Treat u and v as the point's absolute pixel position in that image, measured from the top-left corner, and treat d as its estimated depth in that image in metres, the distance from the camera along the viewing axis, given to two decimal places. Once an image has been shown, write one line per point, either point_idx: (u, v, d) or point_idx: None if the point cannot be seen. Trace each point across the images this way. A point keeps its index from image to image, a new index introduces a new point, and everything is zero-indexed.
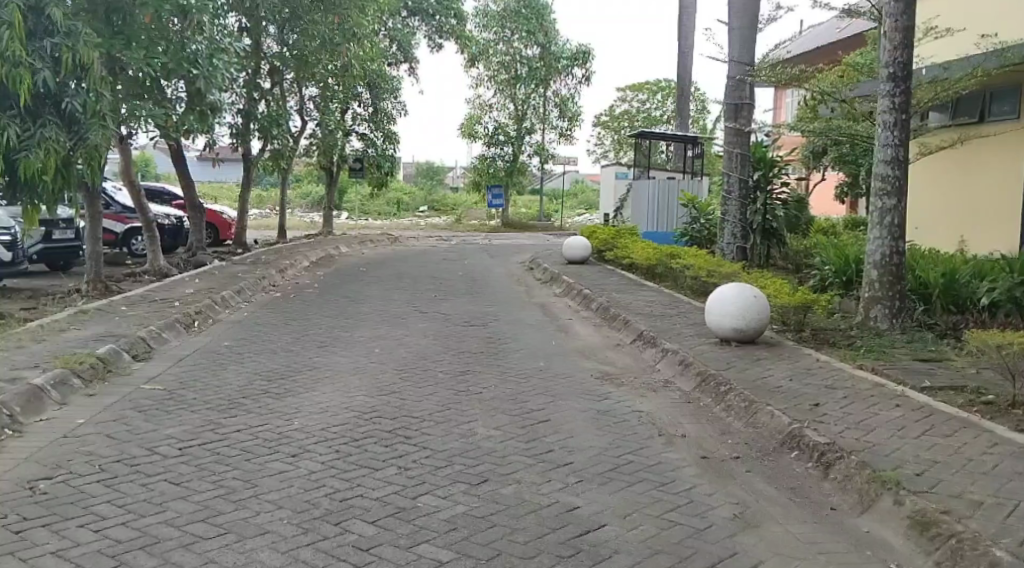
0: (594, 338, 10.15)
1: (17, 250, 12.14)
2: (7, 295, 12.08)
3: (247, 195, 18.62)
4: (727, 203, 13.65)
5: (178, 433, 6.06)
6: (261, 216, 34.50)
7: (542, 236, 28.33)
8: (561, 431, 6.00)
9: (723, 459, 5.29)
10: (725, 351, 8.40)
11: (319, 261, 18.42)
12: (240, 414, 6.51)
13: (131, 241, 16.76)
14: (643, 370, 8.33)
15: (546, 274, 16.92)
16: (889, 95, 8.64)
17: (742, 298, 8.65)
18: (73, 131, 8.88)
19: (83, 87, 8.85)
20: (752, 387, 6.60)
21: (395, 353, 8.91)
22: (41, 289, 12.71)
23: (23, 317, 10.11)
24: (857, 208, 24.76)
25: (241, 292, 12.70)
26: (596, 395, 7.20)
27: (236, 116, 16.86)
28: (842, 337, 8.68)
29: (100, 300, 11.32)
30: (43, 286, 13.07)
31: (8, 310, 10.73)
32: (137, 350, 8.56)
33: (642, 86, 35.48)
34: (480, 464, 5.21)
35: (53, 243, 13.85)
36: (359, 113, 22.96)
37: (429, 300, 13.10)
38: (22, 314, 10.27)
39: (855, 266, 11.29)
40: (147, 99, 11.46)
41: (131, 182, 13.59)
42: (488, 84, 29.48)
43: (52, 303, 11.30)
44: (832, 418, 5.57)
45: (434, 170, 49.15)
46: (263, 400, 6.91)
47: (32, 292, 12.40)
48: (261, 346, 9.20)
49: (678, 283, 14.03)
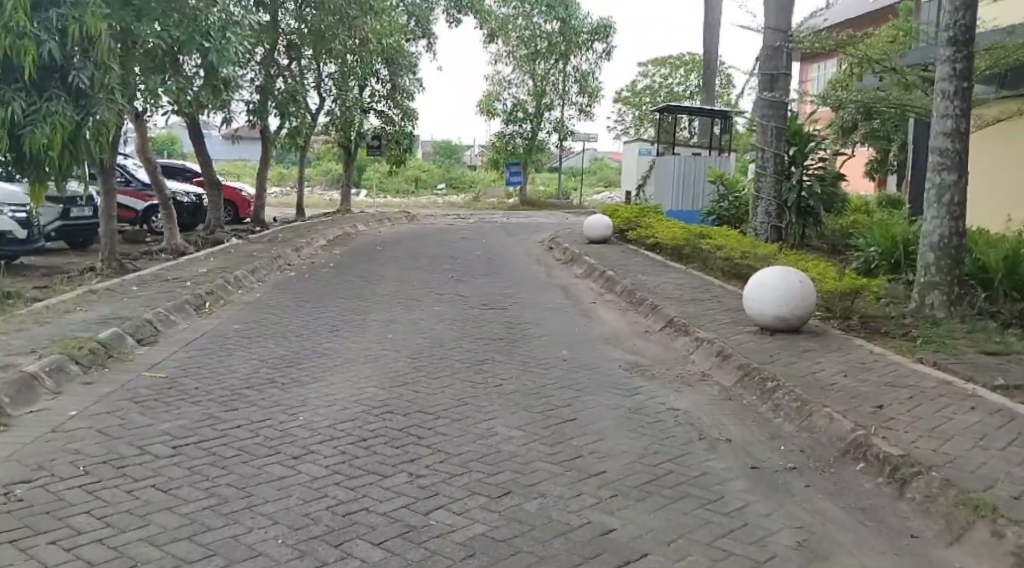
0: (620, 324, 9.60)
1: (33, 227, 11.66)
2: (22, 274, 11.57)
3: (265, 172, 18.06)
4: (761, 178, 13.08)
5: (162, 419, 5.49)
6: (276, 195, 34.02)
7: (561, 214, 27.78)
8: (588, 432, 5.43)
9: (779, 475, 4.71)
10: (765, 342, 7.82)
11: (337, 239, 17.95)
12: (238, 400, 5.93)
13: (152, 218, 16.23)
14: (675, 361, 7.76)
15: (567, 253, 16.35)
16: (949, 61, 8.32)
17: (791, 300, 8.10)
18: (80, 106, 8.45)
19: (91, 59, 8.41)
20: (804, 389, 6.12)
21: (409, 338, 8.34)
22: (59, 266, 12.21)
23: (34, 296, 9.57)
24: (885, 183, 23.90)
25: (255, 272, 12.18)
26: (625, 390, 6.63)
27: (252, 92, 16.28)
28: (897, 328, 8.42)
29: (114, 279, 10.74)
30: (55, 264, 12.60)
31: (16, 288, 10.25)
32: (144, 333, 7.70)
33: (664, 61, 34.79)
34: (500, 473, 4.63)
35: (71, 220, 13.30)
36: (377, 89, 22.35)
37: (446, 281, 12.54)
38: (31, 293, 9.66)
39: (902, 248, 11.02)
40: (164, 74, 10.97)
41: (147, 160, 13.13)
42: (507, 60, 28.74)
43: (63, 281, 10.79)
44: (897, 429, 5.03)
45: (452, 149, 48.66)
46: (267, 385, 6.36)
47: (50, 269, 11.93)
48: (269, 327, 8.69)
49: (705, 262, 13.48)
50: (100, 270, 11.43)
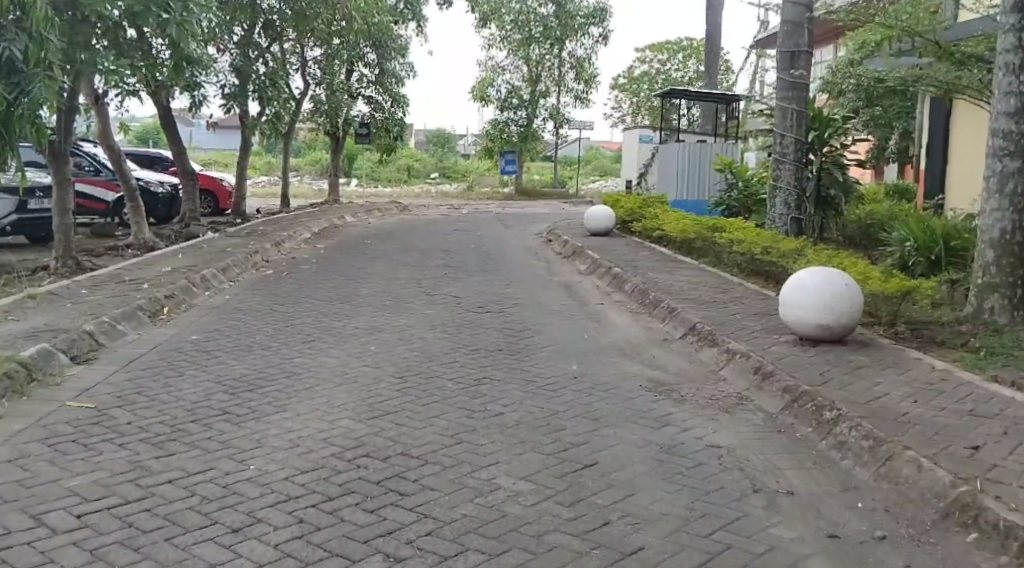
0: (634, 330, 8.51)
1: None
2: None
3: (245, 161, 16.88)
4: (781, 166, 12.02)
5: (75, 466, 4.36)
6: (261, 185, 32.70)
7: (556, 204, 26.62)
8: (616, 484, 4.37)
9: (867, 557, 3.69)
10: (807, 356, 6.73)
11: (322, 233, 16.80)
12: (178, 437, 4.80)
13: (123, 210, 15.06)
14: (704, 378, 6.69)
15: (567, 247, 15.23)
16: (1014, 31, 7.26)
17: (838, 305, 7.02)
18: (12, 83, 7.26)
19: (25, 29, 7.21)
20: (872, 421, 5.08)
21: (395, 350, 7.24)
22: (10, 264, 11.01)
23: None
24: (880, 173, 22.88)
25: (226, 270, 11.03)
26: (652, 420, 5.56)
27: (227, 74, 15.01)
28: (953, 336, 7.38)
29: (66, 280, 9.57)
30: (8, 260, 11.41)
31: None
32: (80, 348, 6.59)
33: (662, 46, 33.54)
34: (507, 554, 3.56)
35: (29, 214, 12.11)
36: (366, 74, 21.13)
37: (437, 279, 11.41)
38: None
39: (943, 242, 9.97)
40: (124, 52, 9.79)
41: (110, 146, 11.89)
42: (500, 45, 27.58)
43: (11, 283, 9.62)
44: (1011, 491, 4.00)
45: (445, 137, 47.42)
46: (217, 416, 5.22)
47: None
48: (235, 336, 7.58)
49: (720, 257, 12.39)
50: (53, 270, 10.26)
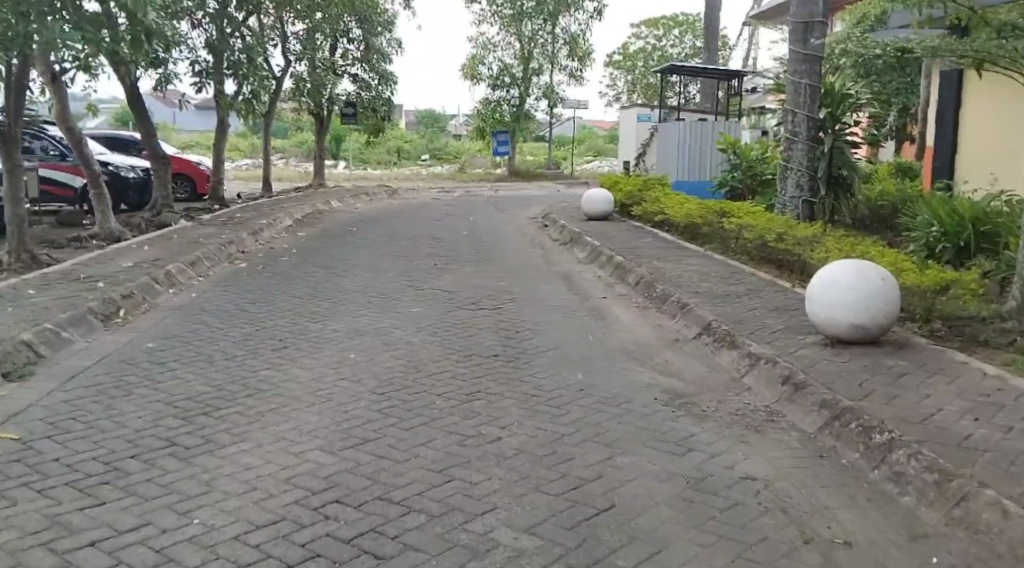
0: (642, 328, 7.76)
1: None
2: None
3: (222, 144, 16.03)
4: (792, 145, 11.26)
5: None
6: (245, 168, 31.82)
7: (551, 186, 25.83)
8: (637, 536, 3.64)
9: None
10: (842, 361, 5.97)
11: (307, 219, 16.03)
12: (111, 480, 4.02)
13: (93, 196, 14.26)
14: (727, 388, 5.94)
15: (563, 233, 14.44)
16: None
17: (874, 303, 6.25)
18: None
19: None
20: (933, 448, 4.35)
21: (377, 358, 6.47)
22: None
23: None
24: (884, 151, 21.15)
25: (196, 264, 10.22)
26: (674, 444, 4.81)
27: (200, 50, 14.16)
28: (999, 334, 6.65)
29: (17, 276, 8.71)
30: None
31: None
32: (13, 362, 5.79)
33: (657, 21, 32.62)
34: None
35: None
36: (351, 50, 20.26)
37: (426, 271, 10.63)
38: None
39: (972, 227, 9.20)
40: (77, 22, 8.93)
41: (68, 127, 11.04)
42: (491, 20, 26.65)
43: None
44: None
45: (436, 117, 46.47)
46: (163, 449, 4.44)
47: None
48: (198, 343, 6.81)
49: (726, 243, 11.62)
50: (4, 264, 9.38)
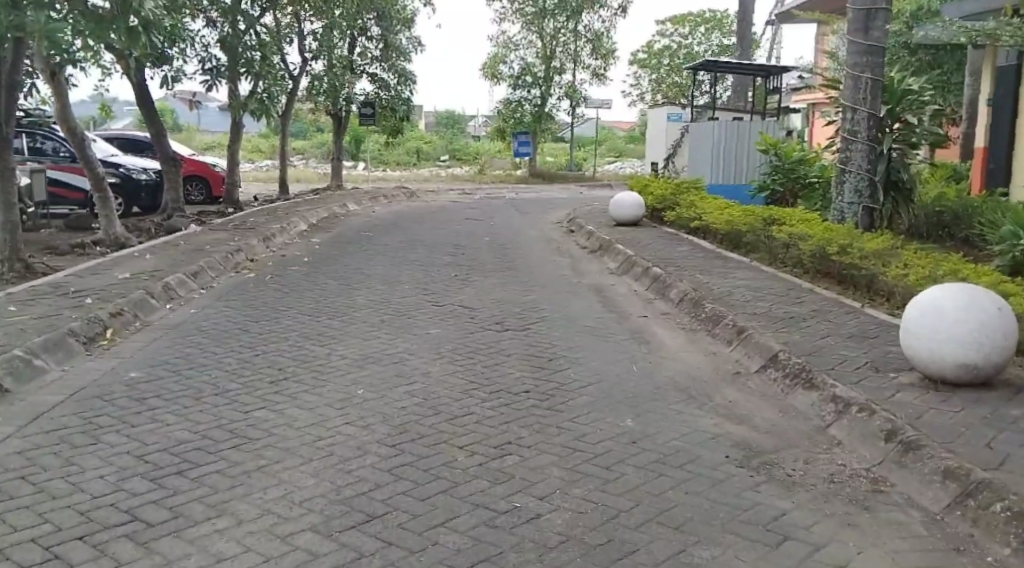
0: (695, 356, 6.72)
1: None
2: None
3: (236, 147, 15.08)
4: (850, 145, 9.94)
5: None
6: (259, 170, 30.94)
7: (575, 189, 24.75)
8: None
9: None
10: (954, 409, 4.89)
11: (321, 224, 15.04)
12: None
13: None
14: (809, 440, 4.89)
15: (594, 239, 13.39)
16: None
17: (988, 338, 5.15)
18: None
19: None
20: None
21: (388, 396, 5.46)
22: None
23: None
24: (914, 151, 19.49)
25: (199, 274, 9.27)
26: (763, 528, 3.80)
27: (213, 46, 13.25)
28: None
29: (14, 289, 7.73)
30: None
31: None
32: None
33: (683, 18, 31.45)
34: None
35: None
36: (369, 49, 19.29)
37: (447, 284, 9.60)
38: None
39: None
40: None
41: (70, 130, 10.18)
42: (512, 18, 25.67)
43: None
44: None
45: (454, 118, 45.52)
46: (117, 528, 3.78)
47: None
48: (187, 374, 5.84)
49: (774, 254, 10.48)
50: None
